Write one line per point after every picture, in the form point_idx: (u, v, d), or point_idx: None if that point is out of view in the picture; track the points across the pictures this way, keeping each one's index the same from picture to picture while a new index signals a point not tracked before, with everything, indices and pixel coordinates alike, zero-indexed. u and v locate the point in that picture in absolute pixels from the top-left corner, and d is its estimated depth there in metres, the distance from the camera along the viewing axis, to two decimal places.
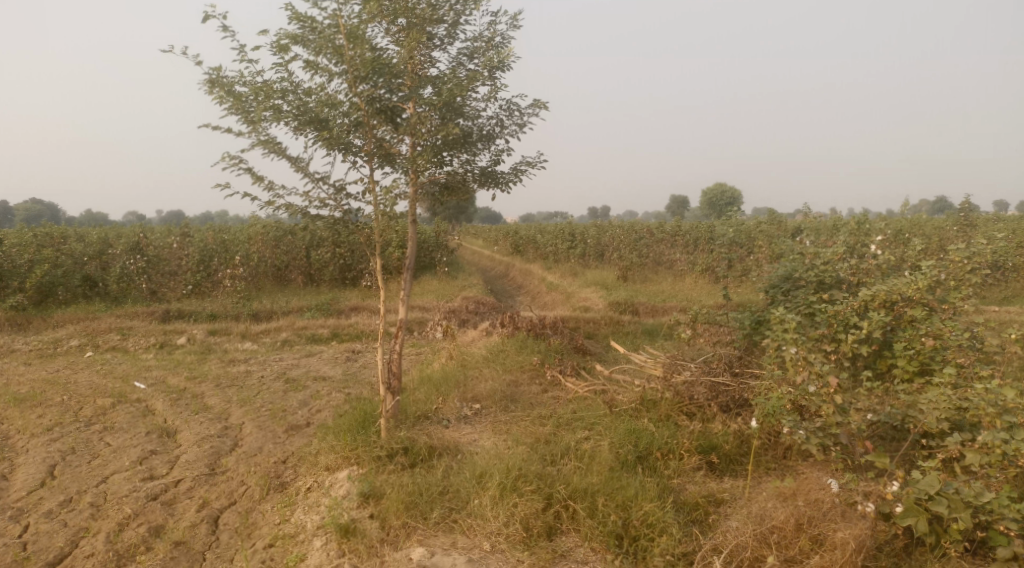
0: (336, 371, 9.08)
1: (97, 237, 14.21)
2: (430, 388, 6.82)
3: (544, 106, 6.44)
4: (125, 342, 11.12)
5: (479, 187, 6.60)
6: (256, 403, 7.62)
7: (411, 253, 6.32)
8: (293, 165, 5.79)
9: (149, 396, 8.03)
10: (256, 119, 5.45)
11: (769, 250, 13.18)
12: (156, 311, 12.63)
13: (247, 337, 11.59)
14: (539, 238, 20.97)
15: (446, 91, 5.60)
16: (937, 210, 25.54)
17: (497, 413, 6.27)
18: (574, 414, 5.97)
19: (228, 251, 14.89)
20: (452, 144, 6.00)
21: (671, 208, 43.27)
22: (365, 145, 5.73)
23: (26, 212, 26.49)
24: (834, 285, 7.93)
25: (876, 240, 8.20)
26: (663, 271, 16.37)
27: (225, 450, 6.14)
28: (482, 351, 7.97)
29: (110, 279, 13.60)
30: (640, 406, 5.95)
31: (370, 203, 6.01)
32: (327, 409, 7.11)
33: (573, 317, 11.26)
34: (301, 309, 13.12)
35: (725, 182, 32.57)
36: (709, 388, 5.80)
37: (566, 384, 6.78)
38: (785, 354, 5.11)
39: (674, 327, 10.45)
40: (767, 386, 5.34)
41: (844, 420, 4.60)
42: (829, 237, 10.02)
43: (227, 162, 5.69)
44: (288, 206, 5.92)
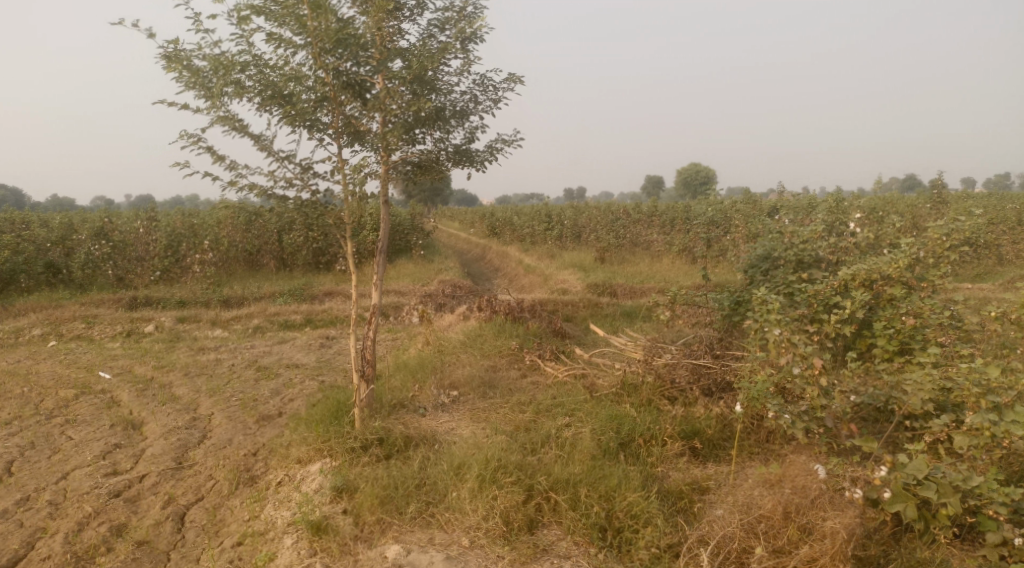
0: (310, 358, 8.87)
1: (60, 222, 13.74)
2: (406, 374, 6.65)
3: (520, 80, 6.23)
4: (90, 330, 10.77)
5: (454, 165, 6.38)
6: (226, 393, 7.39)
7: (384, 234, 6.10)
8: (256, 143, 5.53)
9: (114, 387, 7.75)
10: (215, 94, 5.18)
11: (746, 230, 13.12)
12: (122, 298, 12.26)
13: (218, 324, 11.31)
14: (515, 220, 20.79)
15: (416, 64, 5.37)
16: (908, 187, 25.75)
17: (474, 400, 6.12)
18: (554, 400, 5.84)
19: (197, 235, 14.51)
20: (424, 120, 5.78)
21: (647, 189, 43.27)
22: (333, 123, 5.49)
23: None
24: (814, 265, 7.85)
25: (856, 218, 8.13)
26: (640, 252, 16.28)
27: (193, 442, 5.93)
28: (459, 336, 7.81)
29: (74, 265, 13.18)
30: (621, 390, 5.83)
31: (339, 183, 5.77)
32: (300, 398, 6.91)
33: (552, 299, 11.11)
34: (274, 295, 12.82)
35: (701, 162, 32.53)
36: (691, 371, 5.69)
37: (546, 369, 6.65)
38: (767, 335, 4.90)
39: (653, 309, 10.36)
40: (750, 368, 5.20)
41: (829, 403, 4.53)
42: (807, 216, 9.96)
43: (186, 141, 5.40)
44: (251, 187, 5.66)
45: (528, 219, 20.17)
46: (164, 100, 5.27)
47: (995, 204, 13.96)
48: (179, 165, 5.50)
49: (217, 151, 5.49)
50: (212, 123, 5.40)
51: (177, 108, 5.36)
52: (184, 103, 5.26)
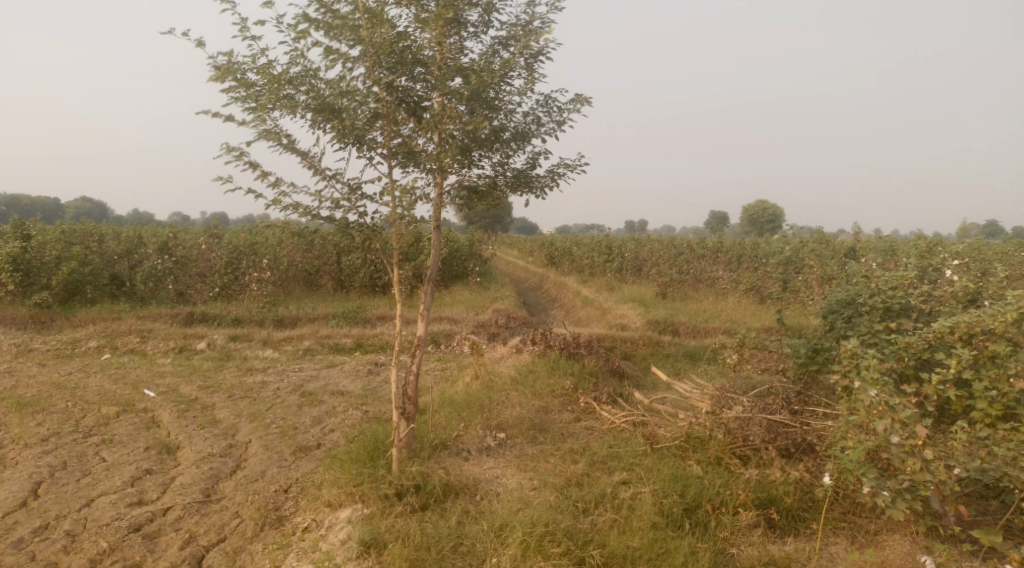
0: (356, 386, 8.54)
1: (127, 235, 13.95)
2: (452, 411, 6.22)
3: (587, 102, 5.85)
4: (143, 345, 10.75)
5: (512, 191, 6.01)
6: (267, 419, 7.10)
7: (435, 261, 5.71)
8: (302, 161, 5.28)
9: (157, 406, 7.57)
10: (263, 108, 4.94)
11: (822, 271, 12.32)
12: (179, 314, 12.27)
13: (269, 344, 11.15)
14: (574, 250, 20.35)
15: (476, 79, 5.03)
16: (988, 234, 24.33)
17: (523, 445, 5.62)
18: (610, 450, 5.32)
19: (257, 253, 14.50)
20: (482, 142, 5.42)
21: (711, 225, 42.29)
22: (385, 141, 5.20)
23: (75, 211, 27.06)
24: (903, 313, 7.11)
25: (954, 266, 7.37)
26: (704, 288, 15.52)
27: (224, 473, 5.62)
28: (510, 371, 7.35)
29: (137, 278, 13.30)
30: (686, 445, 5.28)
31: (387, 205, 5.45)
32: (341, 430, 6.56)
33: (610, 335, 10.54)
34: (327, 316, 12.64)
35: (767, 200, 31.46)
36: (766, 429, 5.11)
37: (602, 413, 6.15)
38: (859, 397, 4.30)
39: (719, 352, 9.73)
40: (839, 432, 4.63)
41: (935, 480, 3.92)
42: (896, 258, 9.17)
43: (230, 155, 5.19)
44: (295, 205, 5.40)
45: (587, 250, 19.67)
46: (212, 112, 5.07)
47: None
48: (222, 180, 5.28)
49: (262, 167, 5.26)
50: (259, 138, 5.17)
51: (224, 121, 5.15)
52: (230, 116, 5.05)
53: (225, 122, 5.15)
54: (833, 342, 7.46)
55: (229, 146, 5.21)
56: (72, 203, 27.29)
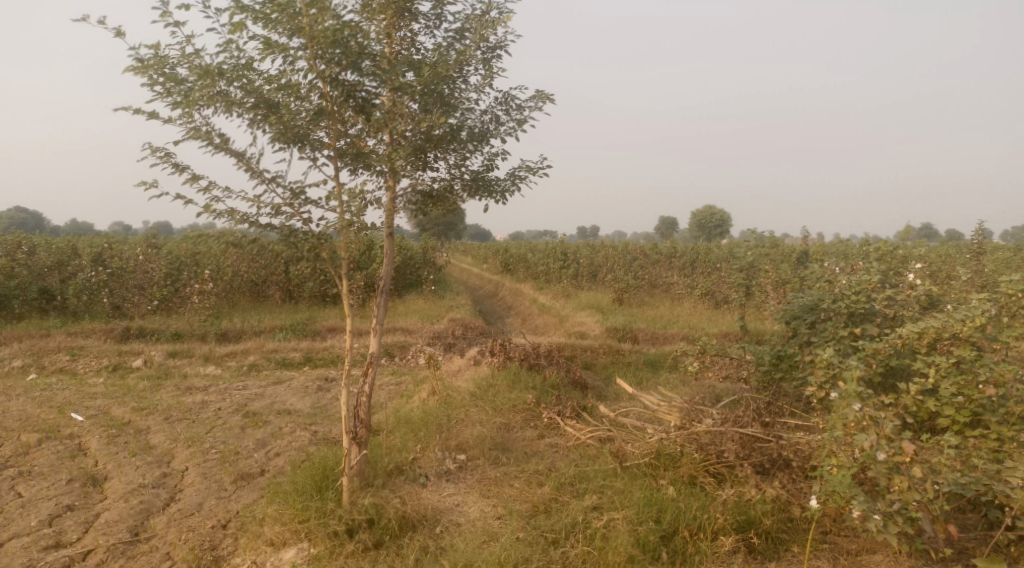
0: (304, 404, 8.05)
1: (59, 247, 13.12)
2: (407, 432, 5.83)
3: (548, 100, 5.56)
4: (73, 364, 10.04)
5: (471, 195, 5.67)
6: (206, 443, 6.59)
7: (388, 270, 5.31)
8: (238, 162, 4.83)
9: (84, 431, 6.97)
10: (192, 104, 4.48)
11: (777, 275, 12.29)
12: (114, 329, 11.54)
13: (211, 360, 10.54)
14: (529, 257, 20.08)
15: (429, 71, 4.67)
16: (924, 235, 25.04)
17: (485, 467, 5.27)
18: (578, 470, 5.02)
19: (199, 264, 13.92)
20: (436, 141, 5.07)
21: (661, 229, 42.66)
22: (331, 140, 4.78)
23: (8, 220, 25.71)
24: (867, 319, 6.98)
25: (915, 269, 7.28)
26: (660, 294, 15.40)
27: (157, 506, 5.12)
28: (468, 386, 6.98)
29: (69, 292, 12.51)
30: (657, 462, 5.01)
31: (334, 210, 5.04)
32: (287, 454, 6.10)
33: (570, 344, 10.25)
34: (274, 329, 12.05)
35: (716, 206, 31.79)
36: (741, 445, 4.86)
37: (567, 429, 5.84)
38: (842, 412, 4.08)
39: (680, 360, 9.54)
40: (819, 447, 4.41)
41: (925, 499, 3.73)
42: (854, 262, 9.11)
43: (155, 156, 4.70)
44: (230, 212, 4.93)
45: (542, 256, 19.42)
46: (133, 108, 4.58)
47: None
48: (145, 185, 4.78)
49: (193, 170, 4.79)
50: (188, 138, 4.71)
51: (148, 119, 4.66)
52: (155, 113, 4.57)
53: (149, 119, 4.67)
54: (796, 348, 7.31)
55: (155, 146, 4.73)
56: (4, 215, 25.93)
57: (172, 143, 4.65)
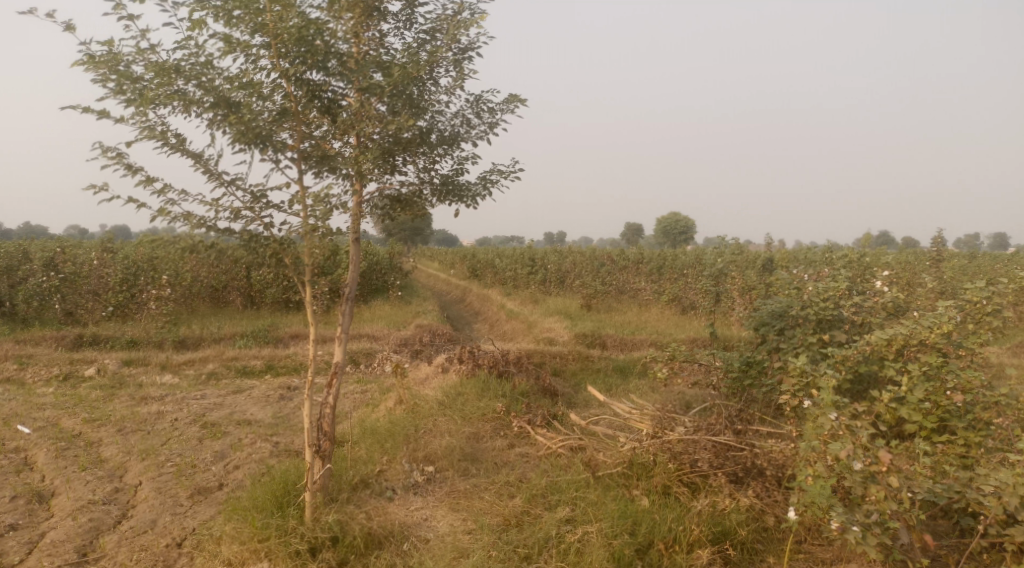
0: (266, 414, 7.80)
1: (8, 251, 12.61)
2: (373, 442, 5.65)
3: (521, 103, 5.45)
4: (22, 373, 9.62)
5: (440, 200, 5.53)
6: (162, 455, 6.32)
7: (353, 277, 5.12)
8: (195, 164, 4.62)
9: (31, 444, 6.64)
10: (146, 103, 4.26)
11: (743, 281, 12.34)
12: (66, 336, 11.11)
13: (168, 368, 10.19)
14: (497, 262, 19.95)
15: (398, 72, 4.51)
16: (882, 241, 25.54)
17: (454, 479, 5.12)
18: (550, 481, 4.90)
19: (157, 268, 13.38)
20: (405, 144, 4.91)
21: (627, 236, 42.92)
22: (294, 141, 4.60)
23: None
24: (836, 325, 6.99)
25: (882, 275, 7.31)
26: (627, 300, 15.39)
27: (107, 524, 4.86)
28: (436, 394, 6.82)
29: (18, 298, 12.02)
30: (629, 472, 4.91)
31: (297, 215, 4.84)
32: (247, 467, 5.88)
33: (538, 350, 10.13)
34: (235, 336, 11.72)
35: (680, 212, 32.04)
36: (713, 454, 4.79)
37: (538, 438, 5.73)
38: (819, 421, 4.03)
39: (650, 367, 9.50)
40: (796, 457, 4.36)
41: (902, 509, 3.70)
42: (821, 269, 9.16)
43: (105, 156, 4.46)
44: (187, 215, 4.71)
45: (509, 262, 19.29)
46: (82, 106, 4.34)
47: (995, 265, 13.40)
48: (94, 186, 4.54)
49: (147, 172, 4.56)
50: (142, 138, 4.48)
51: (98, 118, 4.43)
52: (106, 111, 4.34)
53: (100, 117, 4.43)
54: (766, 354, 7.29)
55: (106, 146, 4.49)
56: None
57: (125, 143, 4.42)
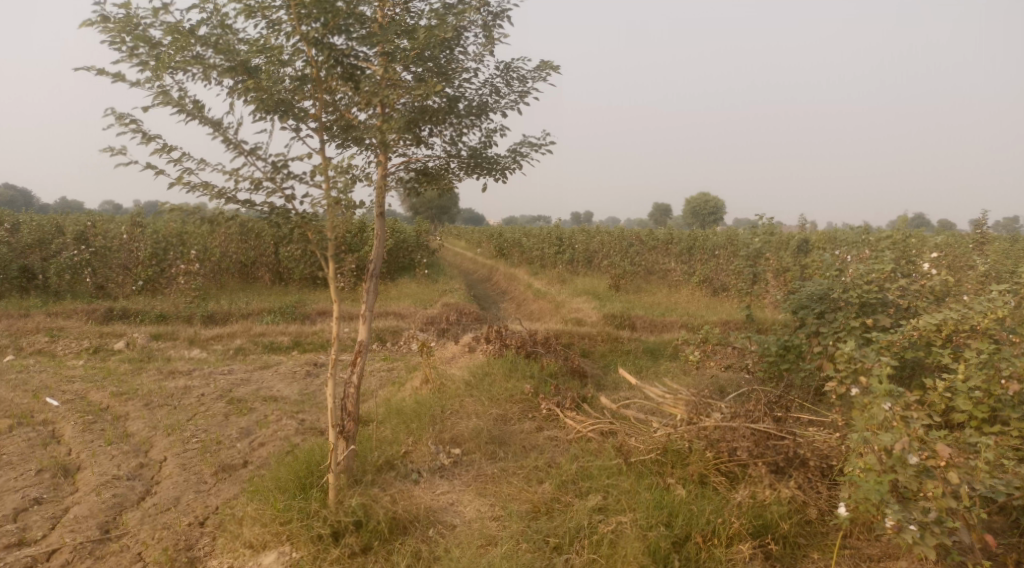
0: (292, 391, 7.73)
1: (40, 225, 12.69)
2: (399, 423, 5.52)
3: (553, 70, 5.22)
4: (53, 346, 9.67)
5: (468, 173, 5.34)
6: (187, 431, 6.26)
7: (378, 253, 4.95)
8: (214, 132, 4.45)
9: (59, 417, 6.63)
10: (161, 66, 4.10)
11: (778, 263, 11.98)
12: (97, 310, 11.15)
13: (196, 343, 10.18)
14: (524, 241, 19.72)
15: (423, 35, 4.29)
16: (918, 222, 24.83)
17: (481, 463, 4.97)
18: (581, 467, 4.73)
19: (186, 244, 13.36)
20: (431, 113, 4.71)
21: (654, 216, 42.39)
22: (315, 110, 4.42)
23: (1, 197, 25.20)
24: (879, 309, 6.67)
25: (929, 258, 6.96)
26: (657, 281, 15.08)
27: (130, 500, 4.80)
28: (463, 374, 6.66)
29: (50, 272, 12.10)
30: (663, 459, 4.72)
31: (319, 186, 4.67)
32: (272, 445, 5.80)
33: (566, 331, 9.93)
34: (262, 312, 11.70)
35: (710, 193, 31.48)
36: (754, 442, 4.57)
37: (567, 421, 5.55)
38: (873, 412, 3.80)
39: (681, 349, 9.24)
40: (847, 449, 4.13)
41: (960, 508, 3.47)
42: (864, 250, 8.80)
43: (120, 122, 4.32)
44: (206, 185, 4.56)
45: (537, 241, 19.06)
46: (96, 69, 4.20)
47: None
48: (109, 153, 4.40)
49: (164, 141, 4.42)
50: (158, 105, 4.34)
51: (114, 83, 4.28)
52: (120, 76, 4.19)
53: (115, 82, 4.28)
54: (804, 338, 7.01)
55: (121, 113, 4.35)
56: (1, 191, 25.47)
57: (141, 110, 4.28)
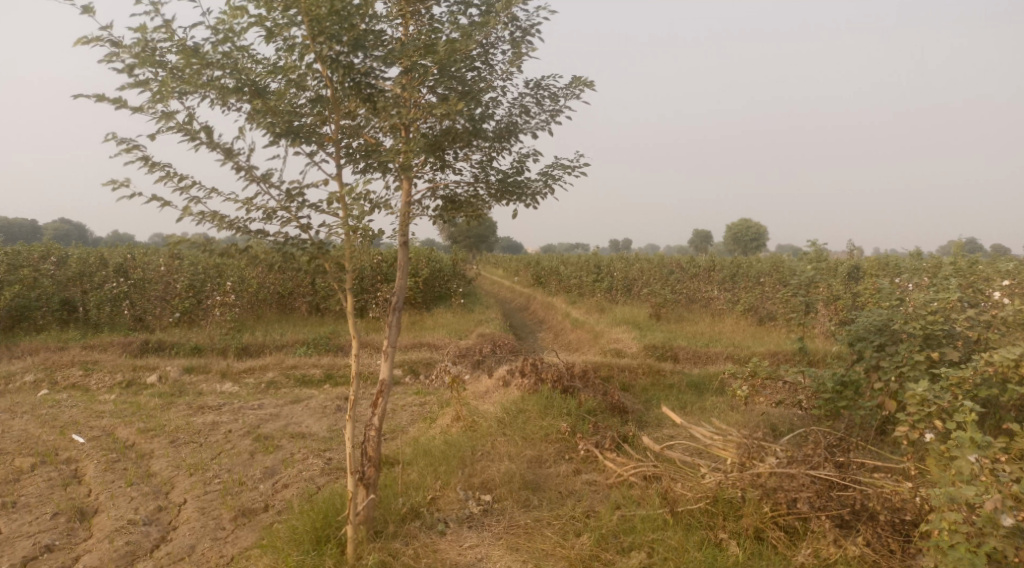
0: (321, 427, 7.47)
1: (81, 257, 12.80)
2: (427, 465, 5.18)
3: (586, 87, 4.96)
4: (87, 379, 9.62)
5: (498, 199, 5.06)
6: (210, 470, 6.03)
7: (400, 284, 4.68)
8: (224, 159, 4.26)
9: (83, 455, 6.48)
10: (169, 90, 3.94)
11: (829, 291, 11.40)
12: (132, 342, 11.11)
13: (228, 376, 10.03)
14: (562, 270, 19.37)
15: (444, 48, 4.07)
16: (970, 247, 23.77)
17: (513, 511, 4.60)
18: (621, 518, 4.34)
19: (223, 275, 13.27)
20: (455, 135, 4.46)
21: (695, 242, 41.71)
22: (332, 133, 4.20)
23: (54, 229, 25.92)
24: (946, 343, 6.11)
25: (1001, 286, 6.38)
26: (699, 309, 14.53)
27: (143, 549, 4.56)
28: (496, 411, 6.31)
29: (90, 304, 12.17)
30: (712, 508, 4.29)
31: (337, 215, 4.43)
32: (295, 486, 5.52)
33: (605, 363, 9.51)
34: (296, 343, 11.54)
35: (751, 218, 30.77)
36: (815, 492, 4.12)
37: (607, 463, 5.15)
38: (961, 465, 3.40)
39: (728, 383, 8.75)
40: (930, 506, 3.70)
41: None
42: (924, 278, 8.23)
43: (126, 149, 4.16)
44: (216, 215, 4.36)
45: (574, 270, 18.71)
46: (100, 94, 4.05)
47: None
48: (116, 183, 4.24)
49: (172, 169, 4.24)
50: (168, 131, 4.17)
51: (123, 110, 4.13)
52: (129, 102, 4.05)
53: (122, 108, 4.13)
54: (863, 372, 6.49)
55: (126, 139, 4.19)
56: (54, 223, 26.27)
57: (149, 136, 4.12)
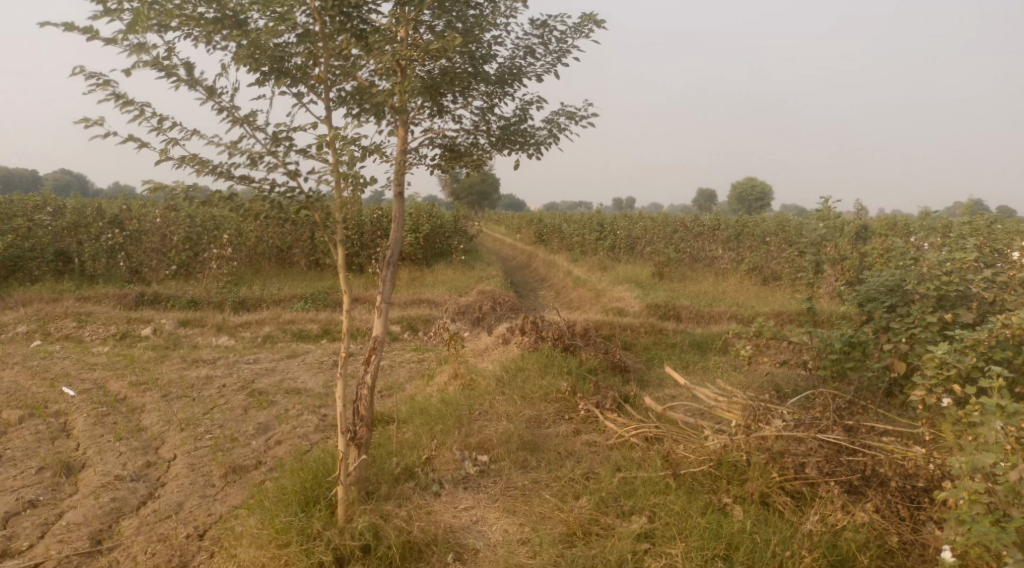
0: (316, 382, 7.33)
1: (75, 207, 12.52)
2: (423, 424, 5.03)
3: (595, 26, 4.64)
4: (80, 331, 9.46)
5: (499, 149, 4.79)
6: (202, 425, 5.90)
7: (395, 237, 4.44)
8: (205, 99, 3.98)
9: (73, 408, 6.34)
10: (142, 22, 3.64)
11: (836, 251, 11.17)
12: (128, 294, 10.93)
13: (224, 329, 9.87)
14: (565, 228, 19.11)
15: None
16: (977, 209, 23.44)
17: (510, 471, 4.46)
18: (622, 480, 4.21)
19: (221, 228, 13.04)
20: (454, 77, 4.17)
21: (699, 202, 41.29)
22: (321, 72, 3.92)
23: (54, 180, 25.61)
24: (959, 304, 5.91)
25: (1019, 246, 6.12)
26: (702, 268, 14.30)
27: (129, 506, 4.44)
28: (495, 368, 6.15)
29: (84, 256, 11.94)
30: (716, 472, 4.15)
31: (327, 161, 4.17)
32: (289, 443, 5.40)
33: (608, 321, 9.34)
34: (293, 298, 11.36)
35: (757, 177, 30.34)
36: (824, 457, 3.98)
37: (608, 424, 5.00)
38: (989, 436, 3.23)
39: (731, 343, 8.57)
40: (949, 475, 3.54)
41: None
42: (938, 238, 7.99)
43: (99, 86, 3.87)
44: (197, 159, 4.09)
45: (577, 228, 18.45)
46: (70, 26, 3.74)
47: None
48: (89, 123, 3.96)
49: (149, 109, 3.95)
50: (145, 68, 3.89)
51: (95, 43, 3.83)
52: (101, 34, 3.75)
53: (93, 40, 3.83)
54: (872, 334, 6.30)
55: (99, 76, 3.90)
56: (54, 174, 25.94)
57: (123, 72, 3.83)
